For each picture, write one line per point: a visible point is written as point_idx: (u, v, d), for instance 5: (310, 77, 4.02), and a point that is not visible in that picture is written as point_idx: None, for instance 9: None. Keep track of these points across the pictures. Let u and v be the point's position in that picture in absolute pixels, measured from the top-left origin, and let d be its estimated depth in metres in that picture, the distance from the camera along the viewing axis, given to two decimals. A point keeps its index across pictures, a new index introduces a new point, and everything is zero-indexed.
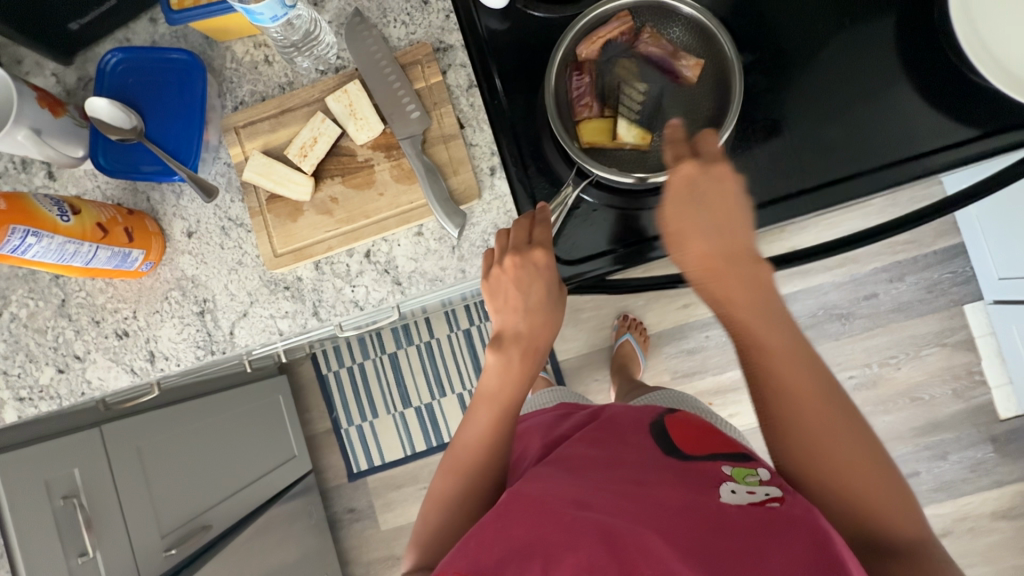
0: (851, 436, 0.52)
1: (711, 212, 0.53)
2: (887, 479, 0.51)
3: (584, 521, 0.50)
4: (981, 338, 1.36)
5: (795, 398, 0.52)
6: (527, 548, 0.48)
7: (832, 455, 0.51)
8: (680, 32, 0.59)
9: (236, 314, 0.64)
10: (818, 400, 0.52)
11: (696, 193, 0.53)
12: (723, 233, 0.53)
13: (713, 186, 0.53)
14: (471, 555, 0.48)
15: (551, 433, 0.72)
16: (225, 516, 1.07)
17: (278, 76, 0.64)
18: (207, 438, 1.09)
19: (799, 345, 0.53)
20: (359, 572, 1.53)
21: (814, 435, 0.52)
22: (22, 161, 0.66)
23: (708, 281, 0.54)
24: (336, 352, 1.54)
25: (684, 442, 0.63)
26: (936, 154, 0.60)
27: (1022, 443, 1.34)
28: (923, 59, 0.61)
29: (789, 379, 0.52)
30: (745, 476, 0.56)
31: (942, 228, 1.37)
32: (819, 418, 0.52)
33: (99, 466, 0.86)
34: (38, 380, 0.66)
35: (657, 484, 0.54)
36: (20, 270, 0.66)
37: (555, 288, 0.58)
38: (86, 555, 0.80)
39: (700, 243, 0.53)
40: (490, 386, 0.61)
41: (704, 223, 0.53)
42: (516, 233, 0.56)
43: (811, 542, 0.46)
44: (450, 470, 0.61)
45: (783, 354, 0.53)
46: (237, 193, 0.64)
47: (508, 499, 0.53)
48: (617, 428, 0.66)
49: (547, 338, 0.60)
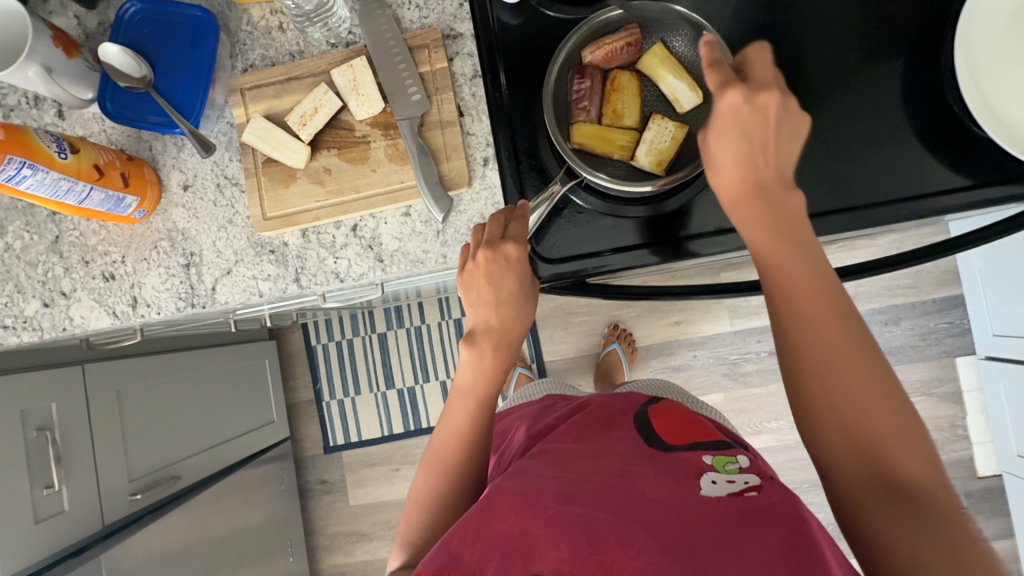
0: (887, 403, 0.45)
1: (755, 133, 0.49)
2: (915, 424, 0.45)
3: (568, 514, 0.50)
4: (969, 392, 1.35)
5: (832, 364, 0.46)
6: (510, 544, 0.48)
7: (872, 427, 0.45)
8: (689, 46, 0.59)
9: (220, 271, 0.65)
10: (856, 354, 0.46)
11: (741, 119, 0.49)
12: (759, 155, 0.49)
13: (756, 114, 0.49)
14: (453, 553, 0.48)
15: (534, 425, 0.74)
16: (195, 470, 1.08)
17: (290, 43, 0.65)
18: (188, 391, 1.11)
19: (826, 281, 0.48)
20: (323, 543, 1.55)
21: (848, 408, 0.46)
22: (35, 98, 0.68)
23: (738, 208, 0.50)
24: (327, 325, 1.55)
25: (666, 432, 0.65)
26: (937, 198, 0.60)
27: (995, 502, 1.33)
28: (927, 103, 0.61)
29: (821, 331, 0.47)
30: (724, 464, 0.59)
31: (943, 277, 1.36)
32: (855, 391, 0.46)
33: (75, 403, 0.87)
34: (23, 311, 0.68)
35: (640, 477, 0.55)
36: (20, 203, 0.68)
37: (526, 280, 0.58)
38: (52, 487, 0.82)
39: (734, 166, 0.50)
40: (465, 380, 0.61)
41: (745, 149, 0.49)
42: (490, 227, 0.57)
43: (788, 522, 0.48)
44: (430, 470, 0.62)
45: (807, 281, 0.48)
46: (235, 153, 0.65)
47: (492, 493, 0.53)
48: (602, 423, 0.68)
49: (520, 330, 0.60)
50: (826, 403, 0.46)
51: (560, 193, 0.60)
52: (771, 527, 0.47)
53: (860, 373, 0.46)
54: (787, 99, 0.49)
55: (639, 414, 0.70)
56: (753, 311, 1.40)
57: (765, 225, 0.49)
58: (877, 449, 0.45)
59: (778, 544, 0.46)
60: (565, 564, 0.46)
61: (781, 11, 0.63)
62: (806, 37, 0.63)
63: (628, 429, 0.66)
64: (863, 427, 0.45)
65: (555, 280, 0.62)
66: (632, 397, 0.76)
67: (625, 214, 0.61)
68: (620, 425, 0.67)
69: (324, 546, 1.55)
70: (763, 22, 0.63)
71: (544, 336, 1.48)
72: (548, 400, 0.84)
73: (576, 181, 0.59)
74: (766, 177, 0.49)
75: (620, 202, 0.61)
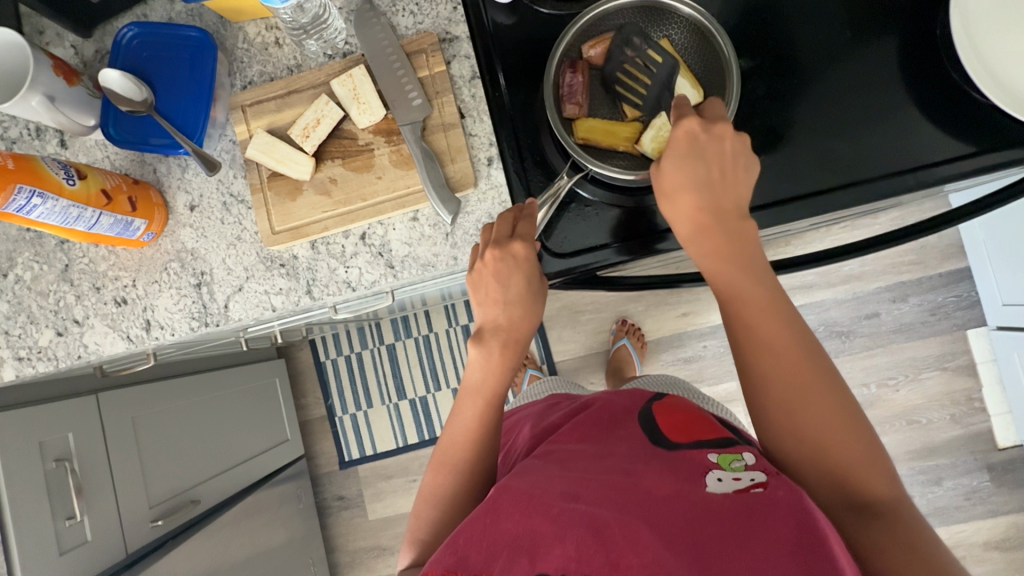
0: (852, 427, 0.48)
1: (712, 168, 0.51)
2: (865, 425, 0.49)
3: (572, 513, 0.49)
4: (983, 364, 1.34)
5: (796, 384, 0.49)
6: (515, 543, 0.49)
7: (838, 448, 0.48)
8: (686, 35, 0.59)
9: (232, 289, 0.65)
10: (812, 375, 0.49)
11: (697, 148, 0.51)
12: (715, 187, 0.52)
13: (714, 146, 0.51)
14: (459, 553, 0.48)
15: (540, 423, 0.72)
16: (214, 492, 1.08)
17: (287, 58, 0.66)
18: (202, 414, 1.11)
19: (779, 301, 0.51)
20: (344, 560, 1.54)
21: (813, 428, 0.49)
22: (37, 129, 0.69)
23: (699, 235, 0.52)
24: (335, 340, 1.55)
25: (670, 428, 0.60)
26: (937, 167, 0.60)
27: (1019, 474, 1.32)
28: (927, 73, 0.61)
29: (783, 349, 0.50)
30: (730, 461, 0.53)
31: (948, 251, 1.35)
32: (822, 413, 0.49)
33: (91, 432, 0.87)
34: (37, 341, 0.68)
35: (645, 473, 0.53)
36: (27, 234, 0.68)
37: (535, 279, 0.57)
38: (73, 518, 0.81)
39: (693, 196, 0.51)
40: (473, 378, 0.60)
41: (701, 176, 0.51)
42: (499, 226, 0.57)
43: (794, 518, 0.44)
44: (440, 467, 0.61)
45: (764, 306, 0.51)
46: (240, 169, 0.65)
47: (497, 491, 0.53)
48: (609, 418, 0.65)
49: (528, 330, 0.59)
50: (794, 425, 0.49)
51: (567, 188, 0.60)
52: (775, 519, 0.45)
53: (825, 396, 0.49)
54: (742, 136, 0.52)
55: (645, 409, 0.66)
56: None
57: (721, 253, 0.51)
58: (845, 467, 0.48)
59: (784, 540, 0.43)
60: (571, 562, 0.46)
61: None
62: (798, 17, 0.63)
63: (630, 422, 0.63)
64: (828, 447, 0.48)
65: (563, 273, 0.62)
66: (638, 391, 0.72)
67: (628, 203, 0.61)
68: (623, 421, 0.64)
69: (345, 563, 1.54)
70: (757, 4, 0.63)
71: (553, 337, 1.48)
72: (551, 399, 0.83)
73: (582, 174, 0.59)
74: (721, 204, 0.52)
75: (625, 192, 0.61)
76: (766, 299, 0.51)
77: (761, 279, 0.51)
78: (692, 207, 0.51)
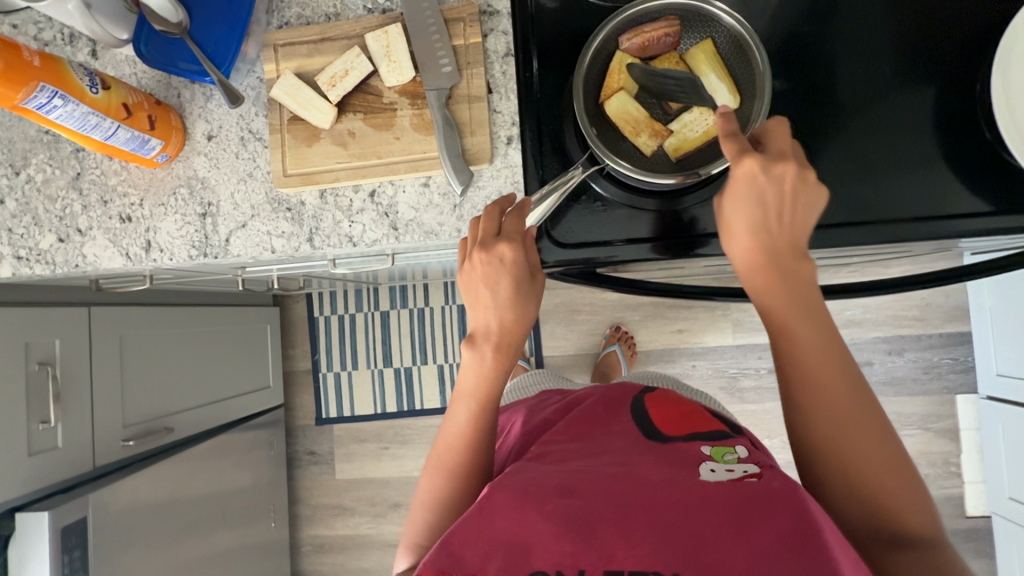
0: (895, 456, 0.49)
1: (769, 209, 0.50)
2: (910, 476, 0.50)
3: (566, 508, 0.46)
4: (965, 431, 1.34)
5: (837, 415, 0.50)
6: (511, 542, 0.45)
7: (871, 482, 0.49)
8: (726, 44, 0.58)
9: (235, 224, 0.66)
10: (853, 399, 0.50)
11: (756, 190, 0.49)
12: (777, 226, 0.50)
13: (772, 187, 0.49)
14: (456, 553, 0.44)
15: (531, 418, 0.72)
16: (188, 424, 1.10)
17: (327, 5, 0.66)
18: (190, 347, 1.12)
19: (837, 350, 0.51)
20: (305, 513, 1.56)
21: (861, 458, 0.49)
22: (71, 35, 0.69)
23: (754, 276, 0.51)
24: (332, 298, 1.56)
25: (664, 423, 0.62)
26: (953, 221, 0.60)
27: (980, 544, 1.33)
28: (959, 126, 0.61)
29: (832, 377, 0.50)
30: (723, 454, 0.55)
31: (952, 313, 1.35)
32: (861, 436, 0.49)
33: (79, 342, 0.88)
34: (38, 244, 0.68)
35: (641, 465, 0.52)
36: (45, 137, 0.69)
37: (526, 280, 0.56)
38: (47, 423, 0.82)
39: (749, 236, 0.50)
40: (466, 382, 0.60)
41: (758, 216, 0.50)
42: (486, 222, 0.56)
43: (791, 507, 0.43)
44: (436, 470, 0.61)
45: (828, 360, 0.50)
46: (262, 108, 0.65)
47: (491, 487, 0.48)
48: (602, 415, 0.65)
49: (520, 332, 0.58)
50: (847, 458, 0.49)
51: (578, 182, 0.59)
52: (773, 512, 0.43)
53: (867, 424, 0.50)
54: (805, 173, 0.49)
55: (638, 402, 0.67)
56: (757, 327, 1.40)
57: (780, 299, 0.51)
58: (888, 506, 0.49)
59: (780, 532, 0.42)
60: (567, 559, 0.43)
61: (819, 23, 0.63)
62: (842, 48, 0.63)
63: (627, 421, 0.63)
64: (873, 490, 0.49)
65: (562, 263, 0.61)
66: (626, 384, 0.74)
67: (643, 206, 0.61)
68: (618, 416, 0.64)
69: (305, 517, 1.56)
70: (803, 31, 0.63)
71: (545, 332, 1.48)
72: (545, 394, 0.83)
73: (597, 168, 0.59)
74: (778, 243, 0.50)
75: (640, 194, 0.61)
76: (825, 353, 0.51)
77: (822, 331, 0.51)
78: (746, 245, 0.51)
